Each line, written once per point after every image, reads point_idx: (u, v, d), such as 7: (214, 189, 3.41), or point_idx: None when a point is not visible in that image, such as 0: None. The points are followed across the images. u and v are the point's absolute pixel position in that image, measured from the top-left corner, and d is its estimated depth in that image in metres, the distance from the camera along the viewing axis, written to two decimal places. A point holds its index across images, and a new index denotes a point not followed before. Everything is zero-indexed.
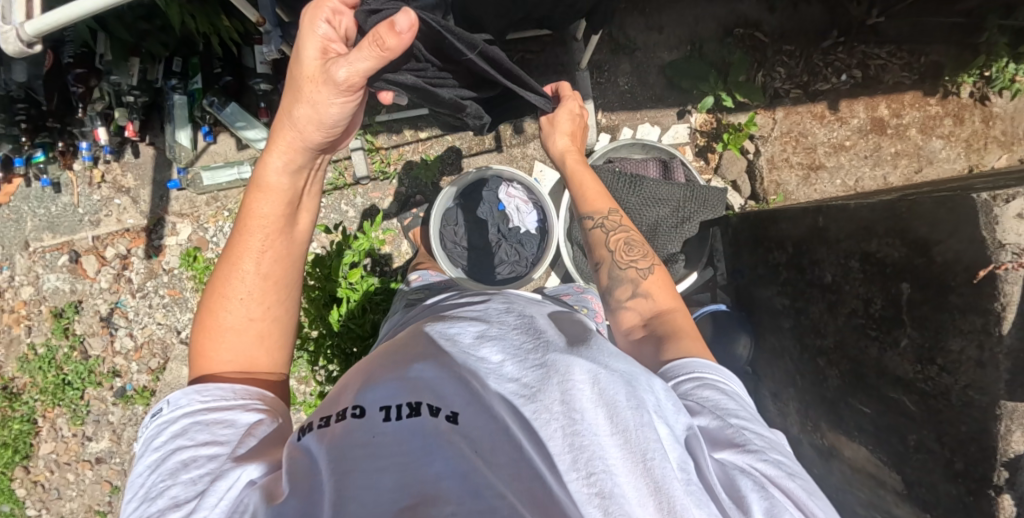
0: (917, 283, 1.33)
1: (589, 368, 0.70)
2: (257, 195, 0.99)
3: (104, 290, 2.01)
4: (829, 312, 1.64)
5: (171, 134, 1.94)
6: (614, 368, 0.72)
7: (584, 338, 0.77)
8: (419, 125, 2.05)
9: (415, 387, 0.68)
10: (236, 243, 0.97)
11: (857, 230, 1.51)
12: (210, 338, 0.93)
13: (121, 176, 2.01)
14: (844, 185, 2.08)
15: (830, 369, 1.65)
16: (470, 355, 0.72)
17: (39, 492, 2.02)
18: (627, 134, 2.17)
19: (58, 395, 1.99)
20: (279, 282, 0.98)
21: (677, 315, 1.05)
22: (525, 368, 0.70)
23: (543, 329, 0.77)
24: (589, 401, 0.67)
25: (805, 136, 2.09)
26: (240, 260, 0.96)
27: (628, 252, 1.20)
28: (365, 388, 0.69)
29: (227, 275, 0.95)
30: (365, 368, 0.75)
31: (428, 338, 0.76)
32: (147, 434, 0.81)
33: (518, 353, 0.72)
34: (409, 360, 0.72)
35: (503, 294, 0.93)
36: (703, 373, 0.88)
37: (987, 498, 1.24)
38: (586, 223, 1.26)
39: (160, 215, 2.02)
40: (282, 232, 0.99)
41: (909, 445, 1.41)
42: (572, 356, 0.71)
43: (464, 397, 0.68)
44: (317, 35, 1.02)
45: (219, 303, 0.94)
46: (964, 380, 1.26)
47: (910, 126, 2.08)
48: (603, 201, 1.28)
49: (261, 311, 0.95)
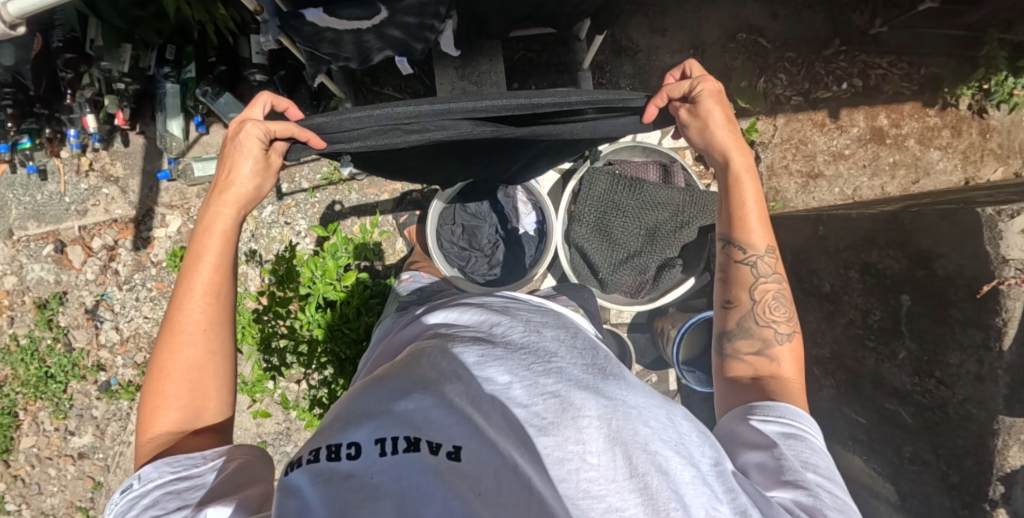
0: (918, 295, 1.33)
1: (602, 405, 0.69)
2: (204, 239, 0.93)
3: (90, 282, 1.96)
4: (826, 321, 1.64)
5: (162, 123, 1.91)
6: (631, 404, 0.71)
7: (599, 365, 0.77)
8: None
9: (413, 421, 0.64)
10: (182, 282, 0.90)
11: (858, 241, 1.50)
12: (159, 386, 0.86)
13: (110, 164, 1.96)
14: (843, 194, 2.09)
15: (827, 378, 1.67)
16: (474, 377, 0.69)
17: (19, 486, 1.96)
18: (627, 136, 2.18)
19: (40, 388, 1.94)
20: (230, 326, 0.92)
21: (793, 387, 0.95)
22: (536, 396, 0.69)
23: (553, 352, 0.77)
24: (605, 440, 0.66)
25: (804, 144, 2.09)
26: (188, 300, 0.89)
27: (772, 309, 1.02)
28: (356, 423, 0.65)
29: (176, 319, 0.88)
30: (357, 395, 0.71)
31: (424, 362, 0.72)
32: (116, 511, 0.75)
33: (528, 378, 0.71)
34: (405, 389, 0.68)
35: (497, 303, 0.90)
36: (793, 418, 0.86)
37: (981, 510, 1.25)
38: (732, 254, 1.03)
39: (149, 206, 1.97)
40: (234, 274, 0.94)
41: (903, 456, 1.44)
42: (586, 392, 0.70)
43: (466, 431, 0.65)
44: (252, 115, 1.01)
45: (168, 346, 0.87)
46: (962, 394, 1.26)
47: (909, 136, 2.08)
48: (759, 230, 1.02)
49: (213, 355, 0.88)
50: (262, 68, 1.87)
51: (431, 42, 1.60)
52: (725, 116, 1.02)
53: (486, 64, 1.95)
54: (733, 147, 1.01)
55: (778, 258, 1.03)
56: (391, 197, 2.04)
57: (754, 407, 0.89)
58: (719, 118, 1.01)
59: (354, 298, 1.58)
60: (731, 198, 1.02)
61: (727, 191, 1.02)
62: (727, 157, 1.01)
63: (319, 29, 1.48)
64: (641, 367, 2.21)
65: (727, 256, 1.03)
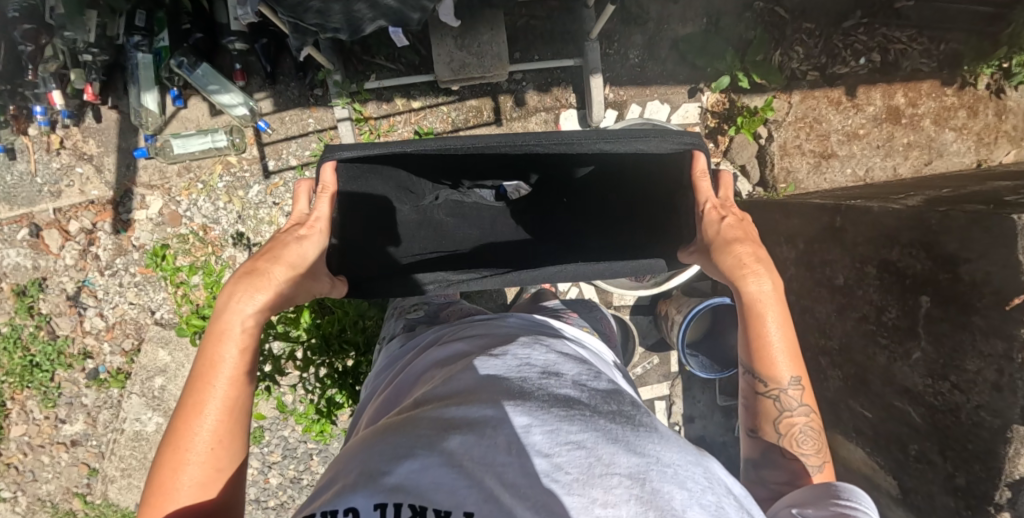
0: (938, 297, 1.31)
1: (634, 462, 0.72)
2: (218, 345, 0.90)
3: (69, 267, 1.89)
4: (836, 314, 1.61)
5: (136, 97, 1.81)
6: (666, 462, 0.74)
7: (633, 422, 0.81)
8: (412, 93, 1.98)
9: (419, 488, 0.70)
10: (194, 390, 0.88)
11: (878, 237, 1.45)
12: (159, 500, 0.83)
13: (82, 141, 1.85)
14: (855, 176, 2.01)
15: (832, 370, 1.66)
16: (486, 435, 0.75)
17: (12, 474, 1.93)
18: (635, 111, 2.06)
19: (26, 377, 1.89)
20: (241, 445, 0.90)
21: None
22: (560, 448, 0.73)
23: (576, 408, 0.82)
24: (636, 504, 0.68)
25: (819, 122, 1.99)
26: (201, 412, 0.87)
27: (798, 443, 1.01)
28: (365, 485, 0.72)
29: (184, 420, 0.87)
30: (369, 450, 0.79)
31: (428, 425, 0.80)
32: None
33: (553, 431, 0.75)
34: (412, 451, 0.75)
35: (512, 358, 0.97)
36: (834, 501, 0.81)
37: (985, 513, 1.29)
38: (754, 386, 1.02)
39: (127, 186, 1.88)
40: (249, 383, 0.92)
41: (909, 454, 1.45)
42: (616, 446, 0.74)
43: (478, 496, 0.69)
44: (298, 210, 1.10)
45: (172, 463, 0.84)
46: (976, 400, 1.27)
47: (924, 116, 1.99)
48: (783, 365, 0.99)
49: (221, 473, 0.87)
50: (241, 36, 1.77)
51: (428, 11, 1.48)
52: (733, 235, 1.04)
53: (487, 34, 1.82)
54: (749, 270, 1.00)
55: (804, 390, 1.01)
56: None
57: (791, 503, 0.86)
58: (733, 240, 1.04)
59: (350, 310, 1.66)
60: (751, 328, 1.00)
61: (746, 319, 1.00)
62: (745, 288, 1.00)
63: (304, 1, 1.36)
64: (642, 349, 2.18)
65: (749, 388, 1.03)
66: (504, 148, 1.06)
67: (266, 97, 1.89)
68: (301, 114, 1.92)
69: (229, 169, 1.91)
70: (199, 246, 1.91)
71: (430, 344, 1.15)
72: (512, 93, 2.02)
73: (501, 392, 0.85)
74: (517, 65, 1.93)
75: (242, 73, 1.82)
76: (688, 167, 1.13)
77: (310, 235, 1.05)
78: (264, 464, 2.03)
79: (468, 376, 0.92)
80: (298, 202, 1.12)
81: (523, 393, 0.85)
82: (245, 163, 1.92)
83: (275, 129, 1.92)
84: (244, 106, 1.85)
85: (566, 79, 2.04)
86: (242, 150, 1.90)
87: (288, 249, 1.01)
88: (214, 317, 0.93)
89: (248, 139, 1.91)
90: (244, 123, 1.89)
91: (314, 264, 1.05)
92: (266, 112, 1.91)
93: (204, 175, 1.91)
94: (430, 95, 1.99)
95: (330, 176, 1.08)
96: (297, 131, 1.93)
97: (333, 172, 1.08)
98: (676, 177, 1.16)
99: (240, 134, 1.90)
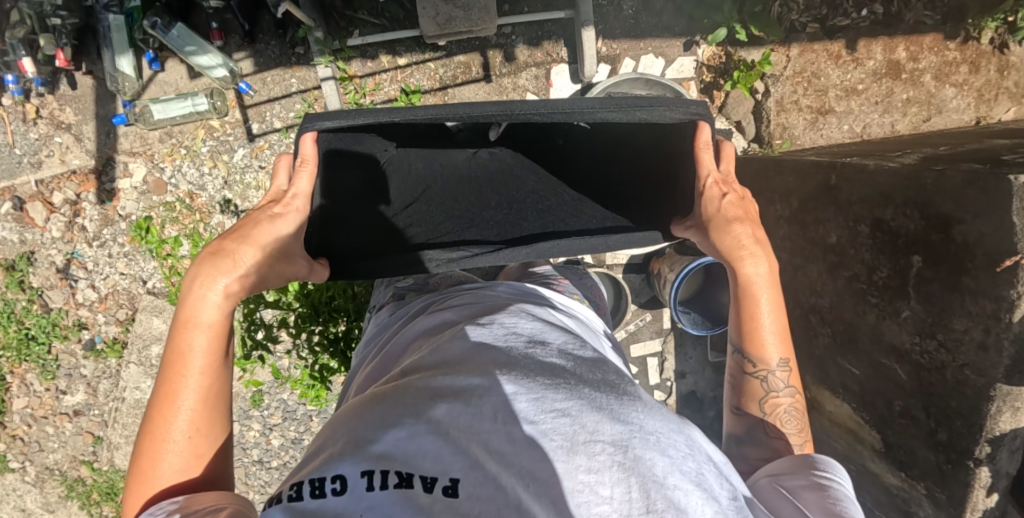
0: (930, 257, 1.32)
1: (618, 429, 0.74)
2: (187, 333, 0.90)
3: (57, 240, 1.86)
4: (828, 273, 1.63)
5: (110, 61, 1.73)
6: (650, 430, 0.75)
7: (618, 391, 0.82)
8: (397, 50, 1.90)
9: (404, 457, 0.72)
10: (168, 379, 0.90)
11: (874, 195, 1.45)
12: (140, 487, 0.86)
13: (59, 110, 1.80)
14: (851, 132, 1.97)
15: (822, 327, 1.68)
16: (468, 407, 0.76)
17: (19, 445, 1.97)
18: (628, 65, 2.01)
19: (23, 351, 1.90)
20: (221, 430, 0.92)
21: None
22: (544, 414, 0.74)
23: (563, 378, 0.82)
24: (618, 471, 0.69)
25: (817, 77, 1.94)
26: (176, 400, 0.89)
27: (782, 423, 1.03)
28: (355, 454, 0.73)
29: (160, 409, 0.89)
30: (360, 419, 0.80)
31: (410, 397, 0.80)
32: None
33: (540, 398, 0.76)
34: (397, 421, 0.76)
35: (498, 327, 0.97)
36: (811, 469, 0.85)
37: (964, 467, 1.33)
38: (742, 365, 1.05)
39: (108, 154, 1.83)
40: (223, 369, 0.93)
41: (894, 410, 1.49)
42: (602, 415, 0.75)
43: (463, 463, 0.71)
44: (274, 186, 1.07)
45: (150, 453, 0.87)
46: (962, 359, 1.29)
47: (925, 71, 1.94)
48: (773, 345, 1.02)
49: (202, 459, 0.90)
50: None
51: None
52: (733, 215, 1.05)
53: None
54: (746, 252, 1.03)
55: (791, 372, 1.04)
56: None
57: (768, 473, 0.89)
58: (734, 221, 1.05)
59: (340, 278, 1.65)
60: (744, 309, 1.03)
61: (741, 300, 1.03)
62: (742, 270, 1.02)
63: None
64: (636, 306, 2.20)
65: (739, 367, 1.06)
66: (500, 119, 1.01)
67: (245, 57, 1.83)
68: (283, 74, 1.86)
69: (213, 133, 1.86)
70: (186, 213, 1.87)
71: (419, 313, 1.15)
72: (501, 48, 1.95)
73: (487, 361, 0.85)
74: (506, 19, 1.85)
75: (219, 32, 1.75)
76: (690, 137, 1.11)
77: (283, 215, 1.02)
78: (265, 426, 2.08)
79: (454, 346, 0.92)
80: (276, 176, 1.08)
81: (509, 362, 0.85)
82: (228, 128, 1.87)
83: (257, 91, 1.86)
84: (224, 67, 1.79)
85: (558, 33, 1.97)
86: (223, 114, 1.84)
87: (260, 229, 0.99)
88: (181, 306, 0.92)
89: (230, 102, 1.85)
90: (224, 85, 1.83)
91: (289, 246, 1.03)
92: (247, 72, 1.84)
93: (187, 140, 1.85)
94: (416, 51, 1.91)
95: (310, 148, 1.02)
96: (280, 93, 1.87)
97: (314, 145, 1.03)
98: (676, 143, 1.14)
99: (221, 97, 1.84)
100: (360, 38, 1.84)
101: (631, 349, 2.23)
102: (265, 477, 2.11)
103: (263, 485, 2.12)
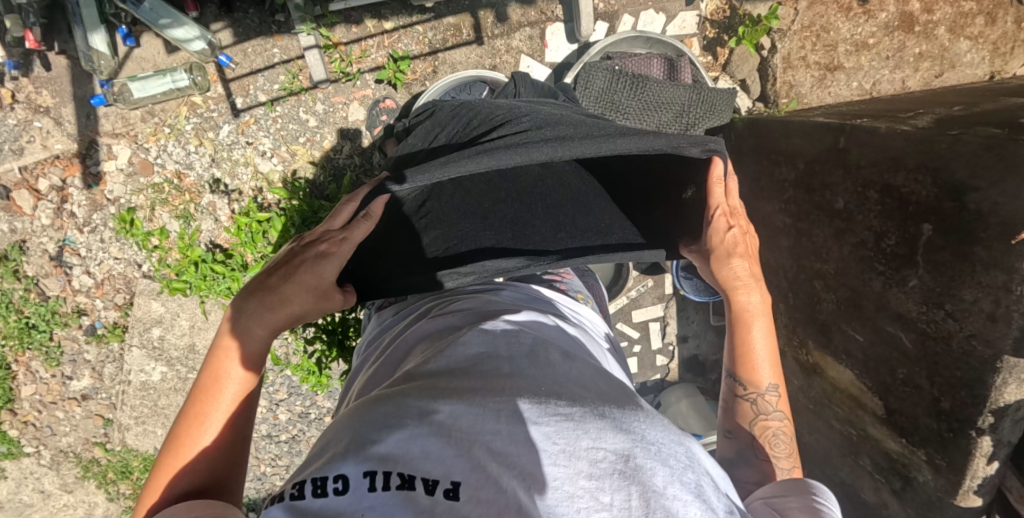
0: (940, 226, 1.29)
1: (620, 438, 0.72)
2: (226, 358, 0.91)
3: (47, 227, 1.83)
4: (834, 239, 1.60)
5: (83, 39, 1.65)
6: (651, 440, 0.74)
7: (621, 403, 0.80)
8: (383, 14, 1.80)
9: (408, 457, 0.68)
10: (199, 400, 0.89)
11: (884, 160, 1.41)
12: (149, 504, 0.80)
13: (35, 93, 1.73)
14: (860, 89, 1.89)
15: (827, 293, 1.66)
16: (474, 412, 0.73)
17: (32, 430, 2.00)
18: (627, 22, 1.96)
19: (25, 339, 1.90)
20: (238, 456, 0.88)
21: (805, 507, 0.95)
22: (546, 417, 0.72)
23: (573, 390, 0.81)
24: (619, 478, 0.67)
25: (826, 31, 1.83)
26: (204, 420, 0.87)
27: (771, 446, 1.05)
28: (356, 455, 0.70)
29: (188, 427, 0.86)
30: (362, 420, 0.77)
31: (414, 401, 0.77)
32: None
33: (544, 405, 0.75)
34: (401, 423, 0.73)
35: (504, 332, 0.95)
36: (804, 493, 0.85)
37: (965, 436, 1.33)
38: (733, 388, 1.09)
39: (91, 137, 1.77)
40: (252, 400, 0.92)
41: (897, 378, 1.49)
42: (604, 423, 0.74)
43: (465, 465, 0.67)
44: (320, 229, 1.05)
45: (170, 467, 0.82)
46: (969, 329, 1.27)
47: (940, 24, 1.82)
48: (764, 370, 1.07)
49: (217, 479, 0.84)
50: None
51: None
52: (737, 250, 1.11)
53: None
54: (741, 284, 1.10)
55: (781, 397, 1.07)
56: (361, 105, 1.86)
57: (762, 497, 0.89)
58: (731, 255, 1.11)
59: None
60: (737, 336, 1.09)
61: (734, 328, 1.10)
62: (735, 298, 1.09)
63: None
64: (637, 273, 2.17)
65: (730, 391, 1.10)
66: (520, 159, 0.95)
67: (223, 27, 1.74)
68: (264, 44, 1.77)
69: (196, 110, 1.79)
70: (175, 194, 1.82)
71: (420, 316, 1.11)
72: (493, 7, 1.85)
73: (498, 368, 0.83)
74: None
75: (194, 3, 1.66)
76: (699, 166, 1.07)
77: (332, 252, 0.98)
78: (271, 402, 2.10)
79: (464, 351, 0.89)
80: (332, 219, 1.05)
81: (516, 371, 0.82)
82: (211, 103, 1.80)
83: (238, 64, 1.78)
84: (202, 40, 1.69)
85: None
86: (205, 89, 1.77)
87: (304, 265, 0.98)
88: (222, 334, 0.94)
89: (211, 76, 1.78)
90: (204, 58, 1.75)
91: (328, 284, 0.99)
92: (226, 44, 1.76)
93: (169, 119, 1.79)
94: (403, 15, 1.81)
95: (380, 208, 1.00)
96: (262, 64, 1.79)
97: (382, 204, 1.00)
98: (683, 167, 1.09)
99: (202, 72, 1.76)
100: (343, 3, 1.74)
101: (633, 315, 2.22)
102: (276, 451, 2.15)
103: (274, 459, 2.16)
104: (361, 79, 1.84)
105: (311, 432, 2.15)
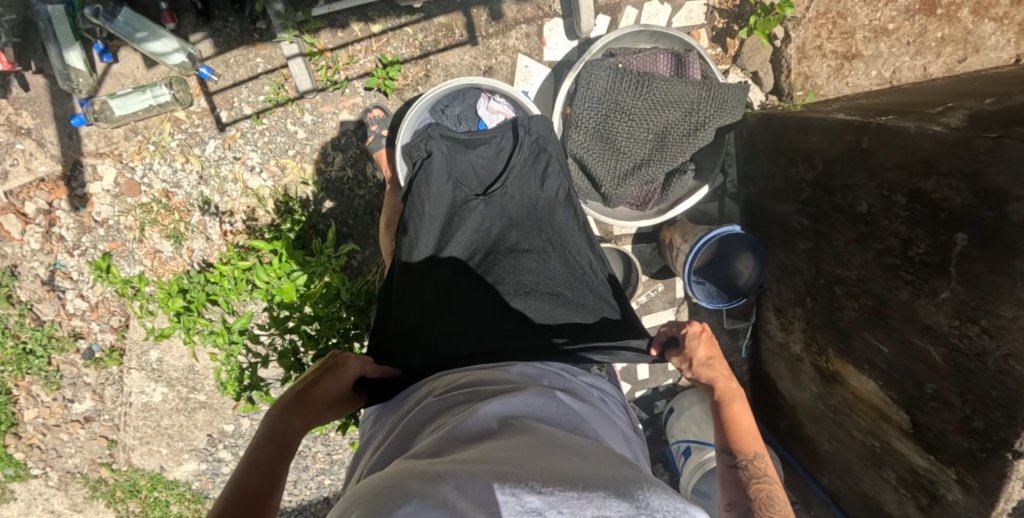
0: (977, 236, 1.19)
1: (626, 508, 0.65)
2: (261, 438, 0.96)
3: (37, 252, 1.79)
4: (857, 244, 1.51)
5: (58, 57, 1.58)
6: (657, 508, 0.67)
7: (627, 478, 0.74)
8: (370, 17, 1.71)
9: None
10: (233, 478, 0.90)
11: (912, 162, 1.31)
12: None
13: (15, 114, 1.67)
14: (879, 77, 1.77)
15: (848, 301, 1.57)
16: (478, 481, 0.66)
17: (38, 453, 1.98)
18: (632, 14, 1.86)
19: (23, 365, 1.87)
20: None
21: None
22: (549, 486, 0.66)
23: (579, 466, 0.74)
24: None
25: (843, 18, 1.70)
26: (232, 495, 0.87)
27: (768, 506, 1.09)
28: None
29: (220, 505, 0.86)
30: (361, 496, 0.68)
31: (416, 476, 0.69)
32: None
33: (548, 476, 0.68)
34: (403, 495, 0.64)
35: (510, 409, 0.89)
36: None
37: (1000, 457, 1.25)
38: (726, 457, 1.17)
39: (75, 157, 1.71)
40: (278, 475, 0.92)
41: (924, 392, 1.40)
42: (609, 493, 0.67)
43: None
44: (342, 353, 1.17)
45: None
46: (1006, 348, 1.18)
47: (963, 5, 1.68)
48: (751, 440, 1.18)
49: None
50: None
51: None
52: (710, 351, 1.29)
53: None
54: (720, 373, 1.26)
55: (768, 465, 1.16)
56: (352, 113, 1.78)
57: None
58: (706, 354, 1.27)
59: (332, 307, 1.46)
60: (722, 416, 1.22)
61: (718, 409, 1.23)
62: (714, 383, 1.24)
63: None
64: (647, 277, 2.09)
65: (722, 462, 1.17)
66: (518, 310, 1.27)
67: (203, 38, 1.67)
68: (246, 53, 1.69)
69: (180, 126, 1.72)
70: (165, 213, 1.76)
71: (424, 397, 1.04)
72: (486, 5, 1.75)
73: (508, 447, 0.76)
74: None
75: (171, 14, 1.58)
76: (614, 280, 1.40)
77: (344, 361, 1.10)
78: None
79: (470, 432, 0.82)
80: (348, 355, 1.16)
81: (523, 447, 0.76)
82: (195, 117, 1.72)
83: (220, 75, 1.70)
84: (182, 53, 1.62)
85: None
86: (187, 104, 1.69)
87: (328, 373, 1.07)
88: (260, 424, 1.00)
89: (193, 90, 1.70)
90: (185, 71, 1.67)
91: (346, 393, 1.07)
92: (207, 56, 1.68)
93: (154, 136, 1.72)
94: (392, 17, 1.72)
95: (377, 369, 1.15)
96: (246, 75, 1.71)
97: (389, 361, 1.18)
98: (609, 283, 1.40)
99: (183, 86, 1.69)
100: (326, 7, 1.65)
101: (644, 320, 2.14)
102: None
103: None
104: (350, 87, 1.76)
105: (315, 447, 2.10)
